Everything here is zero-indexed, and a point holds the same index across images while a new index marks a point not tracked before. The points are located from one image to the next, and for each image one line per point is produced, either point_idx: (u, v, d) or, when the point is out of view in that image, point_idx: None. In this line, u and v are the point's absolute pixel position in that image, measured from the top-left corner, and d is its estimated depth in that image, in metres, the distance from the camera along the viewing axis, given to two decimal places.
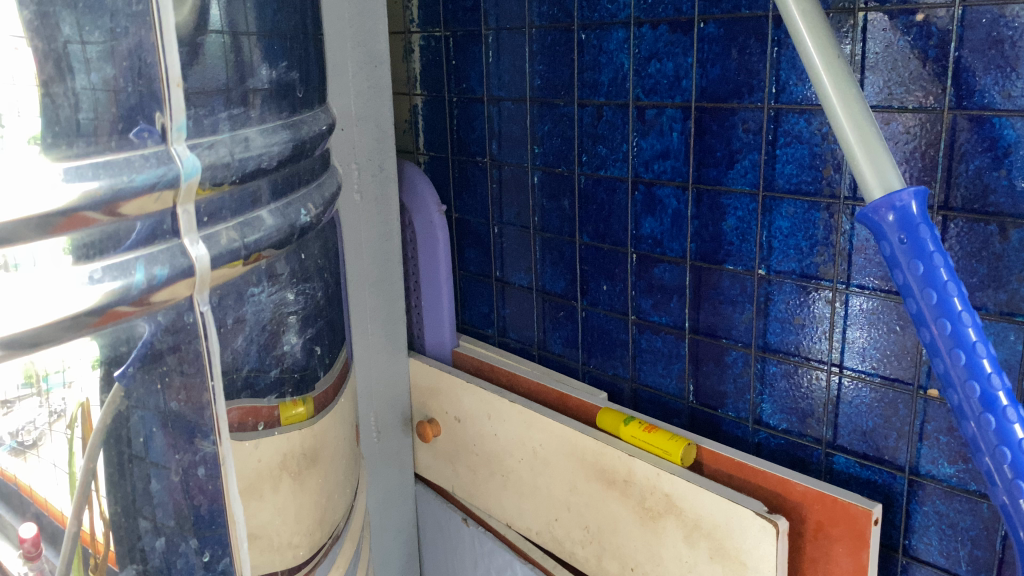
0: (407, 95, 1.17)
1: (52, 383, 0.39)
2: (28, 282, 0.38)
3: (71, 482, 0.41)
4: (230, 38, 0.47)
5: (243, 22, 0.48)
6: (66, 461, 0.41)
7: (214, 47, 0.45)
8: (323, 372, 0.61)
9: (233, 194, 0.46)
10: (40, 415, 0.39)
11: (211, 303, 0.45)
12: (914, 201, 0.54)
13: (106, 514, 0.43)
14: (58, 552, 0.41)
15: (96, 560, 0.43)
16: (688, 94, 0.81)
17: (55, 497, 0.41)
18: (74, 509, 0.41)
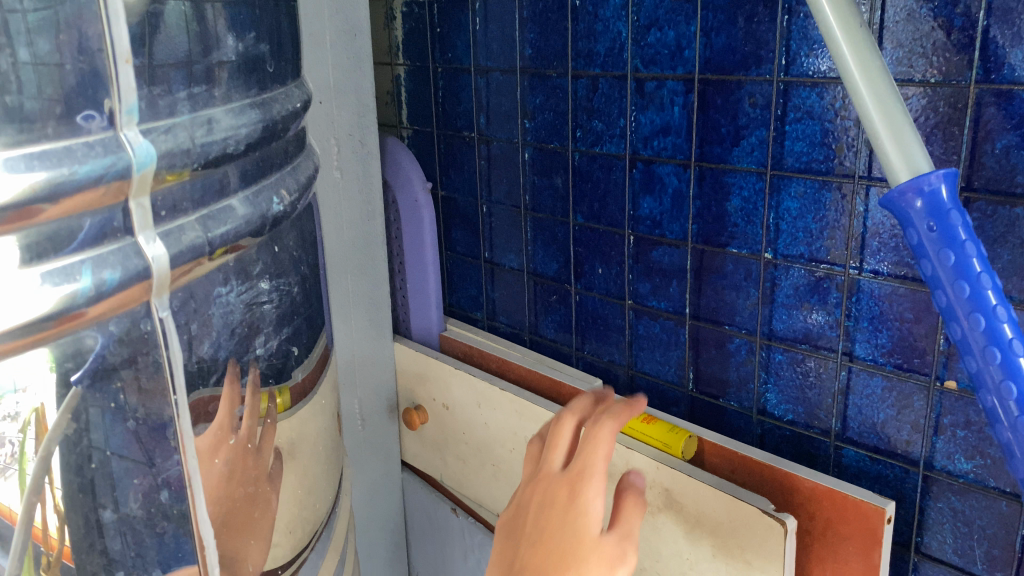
0: (389, 64, 1.11)
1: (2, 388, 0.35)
2: None
3: (21, 481, 0.37)
4: (192, 6, 0.42)
5: None
6: (17, 459, 0.36)
7: (171, 16, 0.40)
8: (300, 364, 0.55)
9: (195, 184, 0.41)
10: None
11: (171, 308, 0.40)
12: (943, 184, 0.50)
13: (61, 508, 0.38)
14: (6, 553, 0.37)
15: (50, 558, 0.38)
16: (691, 65, 0.76)
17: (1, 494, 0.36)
18: (24, 508, 0.37)
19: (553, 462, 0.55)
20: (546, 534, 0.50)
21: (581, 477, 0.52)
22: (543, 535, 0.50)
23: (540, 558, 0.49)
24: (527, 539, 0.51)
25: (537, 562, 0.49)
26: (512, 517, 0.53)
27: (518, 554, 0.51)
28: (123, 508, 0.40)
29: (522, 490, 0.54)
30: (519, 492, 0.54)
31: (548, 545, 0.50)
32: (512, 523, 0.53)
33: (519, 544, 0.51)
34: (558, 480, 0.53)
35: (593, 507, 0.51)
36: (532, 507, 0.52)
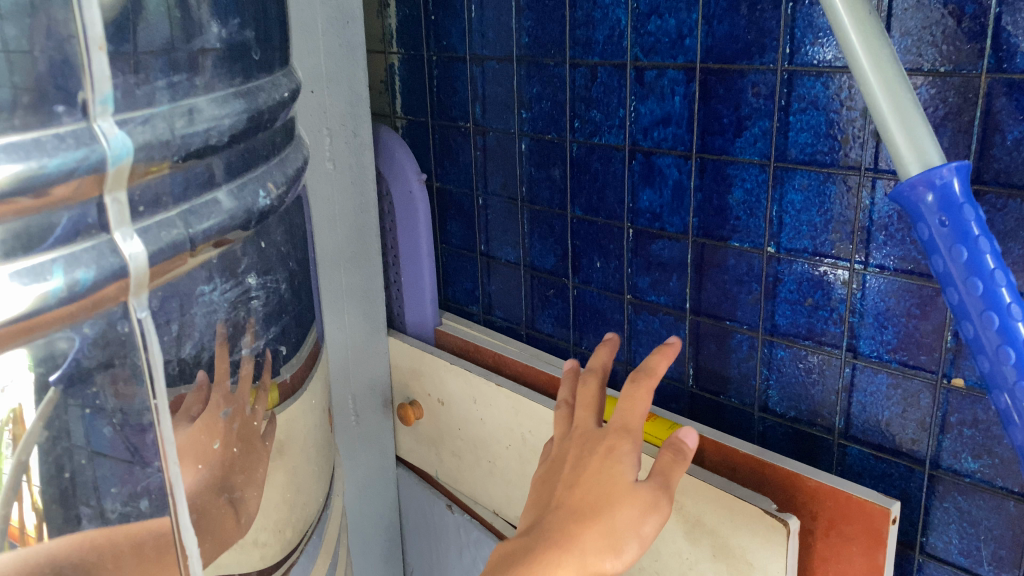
0: (382, 53, 1.08)
1: None
2: None
3: None
4: None
5: None
6: None
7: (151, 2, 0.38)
8: (288, 359, 0.53)
9: (176, 177, 0.39)
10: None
11: (150, 308, 0.38)
12: (956, 178, 0.48)
13: (39, 505, 0.36)
14: None
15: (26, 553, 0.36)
16: (692, 54, 0.74)
17: None
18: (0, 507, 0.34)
19: (590, 420, 0.63)
20: (588, 485, 0.58)
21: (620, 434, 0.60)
22: (586, 488, 0.58)
23: (579, 498, 0.57)
24: (565, 478, 0.60)
25: (579, 508, 0.57)
26: (554, 463, 0.63)
27: (560, 500, 0.58)
28: (99, 518, 0.38)
29: (566, 444, 0.63)
30: (564, 449, 0.63)
31: (587, 488, 0.58)
32: (554, 468, 0.62)
33: (562, 491, 0.59)
34: (598, 436, 0.61)
35: (630, 457, 0.59)
36: (573, 456, 0.61)
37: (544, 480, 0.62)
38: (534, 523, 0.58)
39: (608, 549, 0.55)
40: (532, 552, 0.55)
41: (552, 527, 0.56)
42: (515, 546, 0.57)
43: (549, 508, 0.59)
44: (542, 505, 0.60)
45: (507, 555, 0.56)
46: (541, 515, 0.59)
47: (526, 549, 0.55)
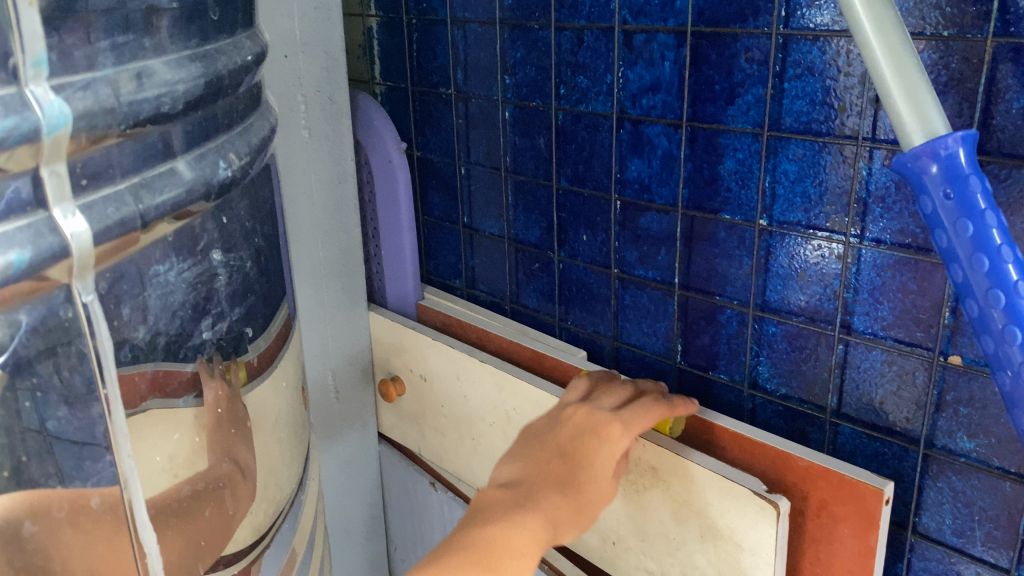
0: (360, 16, 1.04)
1: None
2: None
3: None
4: None
5: None
6: None
7: None
8: (255, 335, 0.50)
9: (125, 147, 0.36)
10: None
11: (97, 291, 0.35)
12: (962, 148, 0.45)
13: None
14: None
15: None
16: (683, 17, 0.71)
17: None
18: None
19: (603, 400, 0.70)
20: (579, 457, 0.63)
21: (627, 422, 0.67)
22: (577, 462, 0.62)
23: (566, 468, 0.61)
24: (558, 445, 0.64)
25: (562, 479, 0.60)
26: (548, 424, 0.67)
27: (543, 462, 0.62)
28: (44, 518, 0.35)
29: (568, 410, 0.68)
30: (564, 412, 0.68)
31: (572, 455, 0.63)
32: (551, 421, 0.67)
33: (546, 454, 0.63)
34: (605, 419, 0.67)
35: (618, 448, 0.66)
36: (573, 421, 0.67)
37: (528, 439, 0.66)
38: (514, 482, 0.60)
39: (572, 523, 0.58)
40: (517, 506, 0.56)
41: (536, 490, 0.58)
42: (499, 495, 0.57)
43: (532, 470, 0.61)
44: (528, 462, 0.62)
45: (491, 502, 0.56)
46: (523, 474, 0.61)
47: (512, 501, 0.56)
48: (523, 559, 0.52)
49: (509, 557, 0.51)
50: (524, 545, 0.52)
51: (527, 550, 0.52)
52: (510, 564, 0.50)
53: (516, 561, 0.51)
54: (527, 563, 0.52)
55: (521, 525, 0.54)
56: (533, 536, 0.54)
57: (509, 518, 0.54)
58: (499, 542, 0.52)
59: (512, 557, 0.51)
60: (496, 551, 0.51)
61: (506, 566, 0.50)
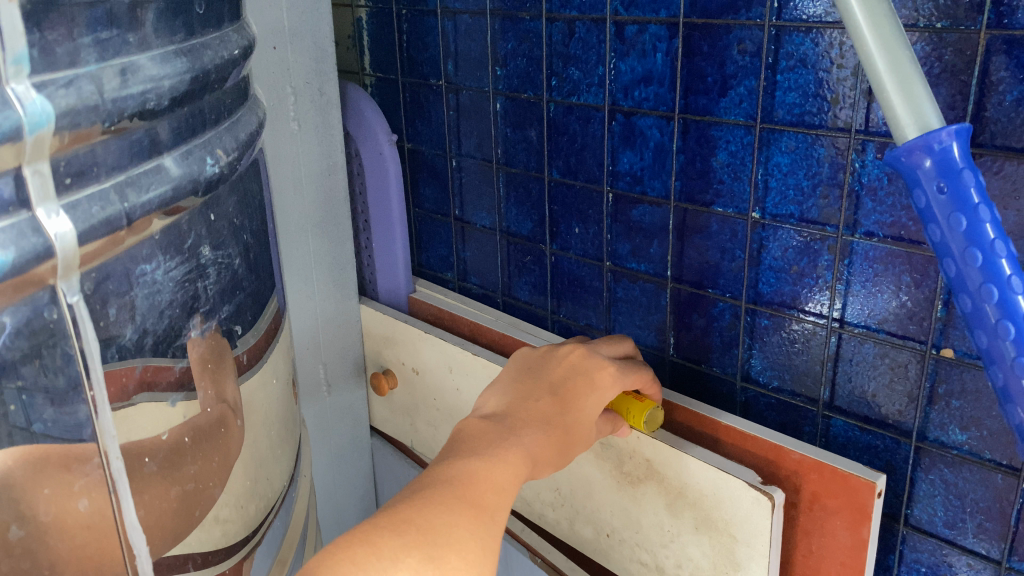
0: (349, 6, 1.03)
1: None
2: None
3: None
4: None
5: None
6: None
7: None
8: (245, 333, 0.49)
9: (110, 144, 0.35)
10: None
11: (83, 292, 0.35)
12: (956, 142, 0.45)
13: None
14: None
15: None
16: (675, 8, 0.70)
17: None
18: None
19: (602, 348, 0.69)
20: (569, 397, 0.63)
21: (620, 371, 0.66)
22: (566, 402, 0.63)
23: (554, 407, 0.62)
24: (550, 383, 0.64)
25: (547, 418, 0.61)
26: (543, 357, 0.67)
27: (531, 401, 0.63)
28: (30, 522, 0.35)
29: (565, 347, 0.67)
30: (561, 348, 0.67)
31: (560, 399, 0.63)
32: (549, 358, 0.67)
33: (537, 392, 0.63)
34: (599, 365, 0.66)
35: (610, 393, 0.65)
36: (567, 362, 0.66)
37: (519, 371, 0.67)
38: (498, 416, 0.61)
39: (550, 462, 0.60)
40: (501, 441, 0.57)
41: (519, 426, 0.60)
42: (482, 427, 0.59)
43: (519, 406, 0.62)
44: (517, 397, 0.63)
45: (474, 434, 0.58)
46: (508, 409, 0.62)
47: (496, 435, 0.58)
48: (502, 492, 0.53)
49: (489, 492, 0.52)
50: (505, 480, 0.54)
51: (507, 483, 0.54)
52: (489, 497, 0.51)
53: (496, 495, 0.52)
54: (508, 495, 0.53)
55: (502, 459, 0.55)
56: (515, 470, 0.55)
57: (493, 452, 0.55)
58: (481, 477, 0.53)
59: (492, 490, 0.52)
60: (478, 486, 0.52)
61: (487, 500, 0.51)
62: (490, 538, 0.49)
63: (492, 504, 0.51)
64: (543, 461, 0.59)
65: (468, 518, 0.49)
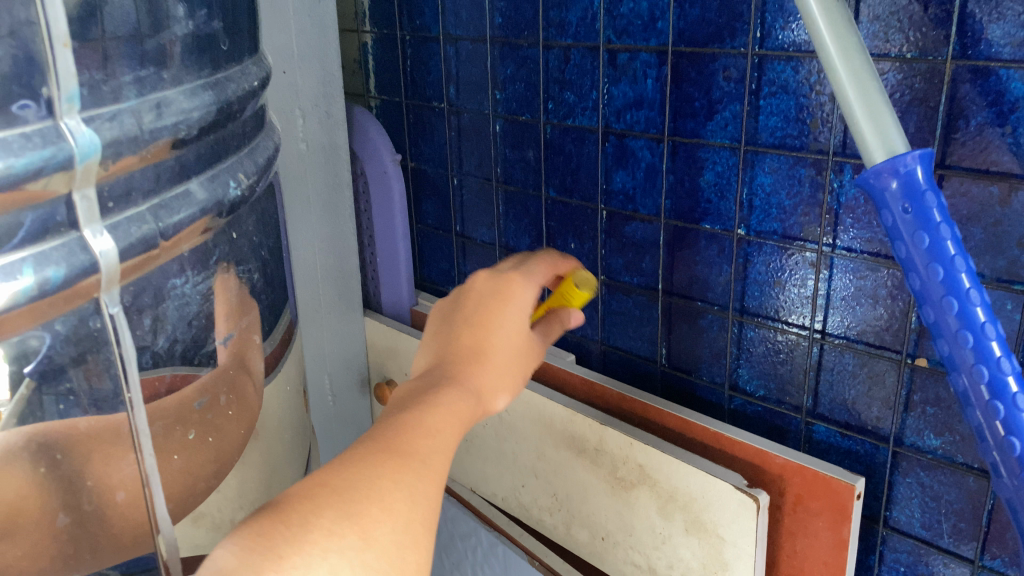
0: (355, 32, 1.07)
1: None
2: None
3: None
4: None
5: None
6: None
7: None
8: (263, 343, 0.53)
9: (146, 172, 0.39)
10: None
11: (123, 303, 0.38)
12: (919, 165, 0.48)
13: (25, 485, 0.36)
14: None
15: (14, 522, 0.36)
16: (664, 37, 0.74)
17: None
18: None
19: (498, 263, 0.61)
20: (495, 311, 0.54)
21: (526, 275, 0.57)
22: (490, 328, 0.54)
23: (478, 339, 0.53)
24: (467, 316, 0.54)
25: (482, 340, 0.53)
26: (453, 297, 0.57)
27: (450, 337, 0.52)
28: (76, 510, 0.38)
29: (472, 276, 0.57)
30: (467, 280, 0.57)
31: (485, 328, 0.54)
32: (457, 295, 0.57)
33: (460, 319, 0.54)
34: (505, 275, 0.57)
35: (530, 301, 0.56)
36: (475, 290, 0.56)
37: (439, 318, 0.57)
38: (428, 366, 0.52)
39: (504, 394, 0.52)
40: (431, 387, 0.49)
41: (452, 367, 0.51)
42: (412, 383, 0.50)
43: (449, 346, 0.53)
44: (442, 340, 0.54)
45: (402, 393, 0.49)
46: (437, 353, 0.53)
47: (427, 385, 0.49)
48: (438, 437, 0.44)
49: (420, 436, 0.44)
50: (438, 426, 0.45)
51: (443, 431, 0.45)
52: (420, 445, 0.43)
53: (428, 439, 0.44)
54: (445, 439, 0.45)
55: (434, 404, 0.46)
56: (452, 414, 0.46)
57: (420, 400, 0.47)
58: (411, 418, 0.44)
59: (425, 437, 0.44)
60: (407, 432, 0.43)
61: (417, 448, 0.43)
62: (421, 488, 0.41)
63: (425, 450, 0.43)
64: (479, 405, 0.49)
65: (394, 469, 0.41)
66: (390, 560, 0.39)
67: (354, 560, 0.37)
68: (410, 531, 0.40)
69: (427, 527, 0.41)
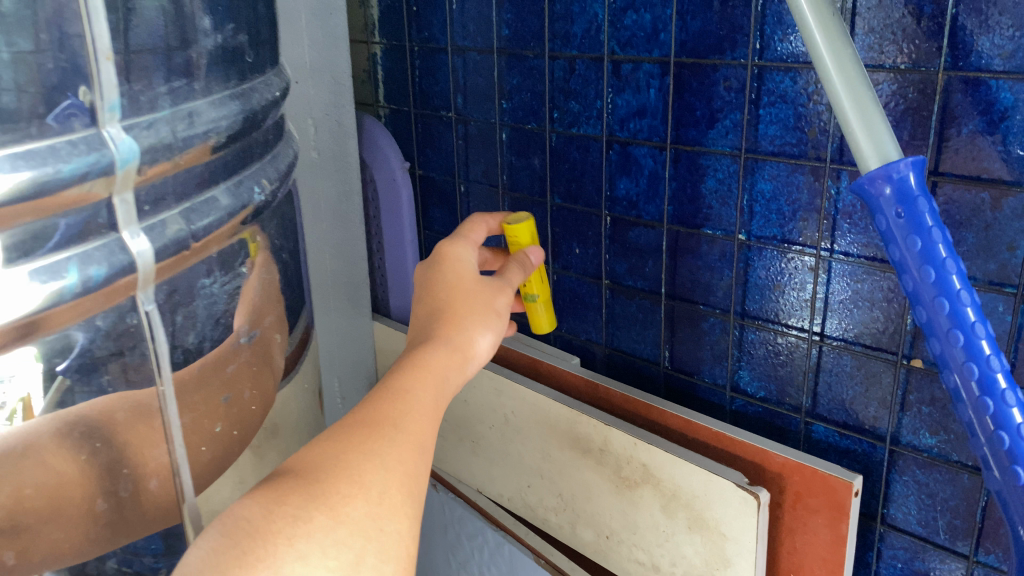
0: (364, 42, 1.10)
1: None
2: None
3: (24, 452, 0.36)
4: None
5: None
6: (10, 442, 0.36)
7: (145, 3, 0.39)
8: (283, 342, 0.55)
9: (179, 177, 0.41)
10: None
11: (157, 301, 0.41)
12: (912, 172, 0.50)
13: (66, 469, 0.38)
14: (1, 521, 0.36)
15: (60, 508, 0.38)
16: (667, 48, 0.76)
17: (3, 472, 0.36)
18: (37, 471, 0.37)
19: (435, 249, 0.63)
20: (439, 283, 0.55)
21: (450, 246, 0.58)
22: (437, 296, 0.54)
23: (431, 310, 0.53)
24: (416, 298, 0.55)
25: (438, 307, 0.53)
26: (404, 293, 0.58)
27: (416, 318, 0.54)
28: (113, 496, 0.40)
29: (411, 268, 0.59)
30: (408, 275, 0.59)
31: (434, 298, 0.54)
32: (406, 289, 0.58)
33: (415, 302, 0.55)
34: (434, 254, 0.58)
35: (462, 263, 0.57)
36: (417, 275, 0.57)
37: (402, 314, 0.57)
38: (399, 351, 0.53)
39: (479, 342, 0.52)
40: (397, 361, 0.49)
41: (416, 340, 0.51)
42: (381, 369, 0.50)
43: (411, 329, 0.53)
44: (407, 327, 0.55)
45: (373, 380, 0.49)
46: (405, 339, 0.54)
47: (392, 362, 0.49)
48: (405, 400, 0.45)
49: (390, 403, 0.44)
50: (405, 387, 0.46)
51: (408, 392, 0.45)
52: (385, 412, 0.44)
53: (399, 404, 0.44)
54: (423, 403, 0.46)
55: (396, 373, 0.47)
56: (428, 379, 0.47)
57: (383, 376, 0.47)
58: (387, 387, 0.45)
59: (389, 404, 0.44)
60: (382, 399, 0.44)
61: (382, 415, 0.43)
62: (392, 451, 0.42)
63: (392, 415, 0.44)
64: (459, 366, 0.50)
65: (360, 439, 0.42)
66: (363, 536, 0.39)
67: (326, 544, 0.38)
68: (384, 503, 0.40)
69: (410, 481, 0.42)
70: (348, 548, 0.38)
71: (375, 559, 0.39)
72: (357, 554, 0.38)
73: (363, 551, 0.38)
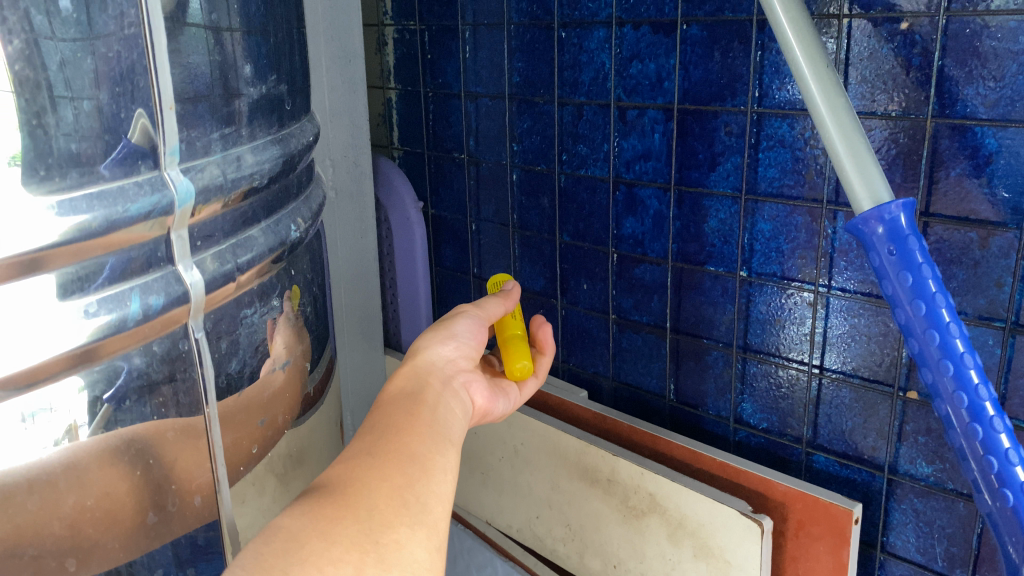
0: (380, 88, 1.15)
1: (38, 408, 0.37)
2: (37, 316, 0.36)
3: (81, 470, 0.39)
4: (213, 35, 0.43)
5: (226, 17, 0.44)
6: (63, 465, 0.39)
7: (192, 46, 0.42)
8: (313, 369, 0.59)
9: (226, 216, 0.45)
10: (24, 436, 0.37)
11: (205, 329, 0.44)
12: (903, 213, 0.54)
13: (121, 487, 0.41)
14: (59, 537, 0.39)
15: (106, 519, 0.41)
16: (670, 96, 0.81)
17: (64, 487, 0.39)
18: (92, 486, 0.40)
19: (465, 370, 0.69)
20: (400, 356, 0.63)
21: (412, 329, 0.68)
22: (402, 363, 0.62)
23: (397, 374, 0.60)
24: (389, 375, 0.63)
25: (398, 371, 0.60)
26: None
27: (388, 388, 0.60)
28: (162, 510, 0.43)
29: None
30: None
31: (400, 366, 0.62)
32: None
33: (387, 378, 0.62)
34: None
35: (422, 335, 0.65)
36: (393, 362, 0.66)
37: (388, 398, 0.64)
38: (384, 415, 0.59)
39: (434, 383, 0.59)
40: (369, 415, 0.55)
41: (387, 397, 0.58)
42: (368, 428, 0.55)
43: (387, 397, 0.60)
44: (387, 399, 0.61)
45: None
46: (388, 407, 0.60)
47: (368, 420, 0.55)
48: (375, 433, 0.50)
49: (362, 438, 0.49)
50: (372, 425, 0.51)
51: (373, 425, 0.51)
52: (359, 444, 0.48)
53: (369, 437, 0.49)
54: (407, 437, 0.50)
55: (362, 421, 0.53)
56: (409, 421, 0.52)
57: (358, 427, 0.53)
58: (369, 432, 0.50)
59: (363, 439, 0.49)
60: (363, 443, 0.49)
61: (357, 448, 0.48)
62: (371, 469, 0.46)
63: (367, 446, 0.48)
64: (432, 411, 0.55)
65: (342, 469, 0.46)
66: (360, 550, 0.41)
67: (323, 563, 0.40)
68: (375, 517, 0.43)
69: (396, 488, 0.45)
70: (346, 563, 0.40)
71: (375, 568, 0.41)
72: (356, 567, 0.40)
73: (362, 562, 0.41)
